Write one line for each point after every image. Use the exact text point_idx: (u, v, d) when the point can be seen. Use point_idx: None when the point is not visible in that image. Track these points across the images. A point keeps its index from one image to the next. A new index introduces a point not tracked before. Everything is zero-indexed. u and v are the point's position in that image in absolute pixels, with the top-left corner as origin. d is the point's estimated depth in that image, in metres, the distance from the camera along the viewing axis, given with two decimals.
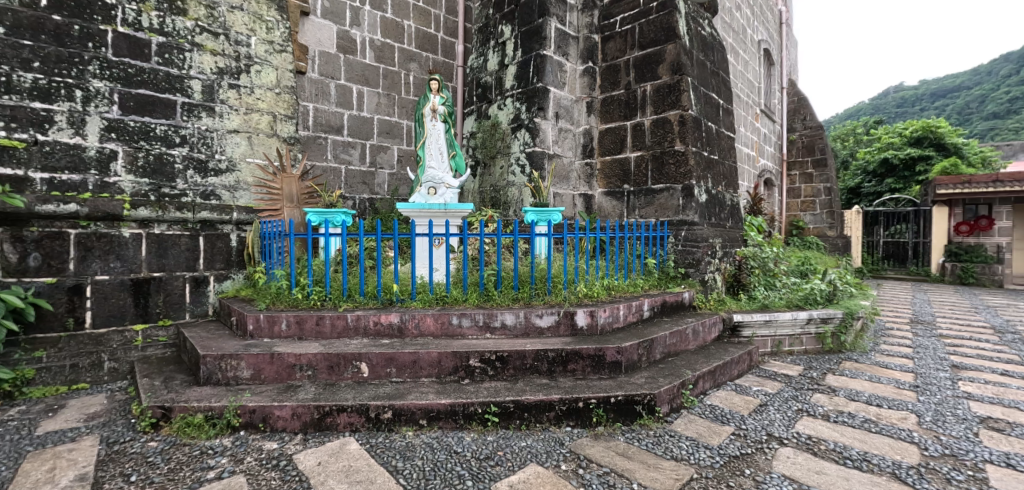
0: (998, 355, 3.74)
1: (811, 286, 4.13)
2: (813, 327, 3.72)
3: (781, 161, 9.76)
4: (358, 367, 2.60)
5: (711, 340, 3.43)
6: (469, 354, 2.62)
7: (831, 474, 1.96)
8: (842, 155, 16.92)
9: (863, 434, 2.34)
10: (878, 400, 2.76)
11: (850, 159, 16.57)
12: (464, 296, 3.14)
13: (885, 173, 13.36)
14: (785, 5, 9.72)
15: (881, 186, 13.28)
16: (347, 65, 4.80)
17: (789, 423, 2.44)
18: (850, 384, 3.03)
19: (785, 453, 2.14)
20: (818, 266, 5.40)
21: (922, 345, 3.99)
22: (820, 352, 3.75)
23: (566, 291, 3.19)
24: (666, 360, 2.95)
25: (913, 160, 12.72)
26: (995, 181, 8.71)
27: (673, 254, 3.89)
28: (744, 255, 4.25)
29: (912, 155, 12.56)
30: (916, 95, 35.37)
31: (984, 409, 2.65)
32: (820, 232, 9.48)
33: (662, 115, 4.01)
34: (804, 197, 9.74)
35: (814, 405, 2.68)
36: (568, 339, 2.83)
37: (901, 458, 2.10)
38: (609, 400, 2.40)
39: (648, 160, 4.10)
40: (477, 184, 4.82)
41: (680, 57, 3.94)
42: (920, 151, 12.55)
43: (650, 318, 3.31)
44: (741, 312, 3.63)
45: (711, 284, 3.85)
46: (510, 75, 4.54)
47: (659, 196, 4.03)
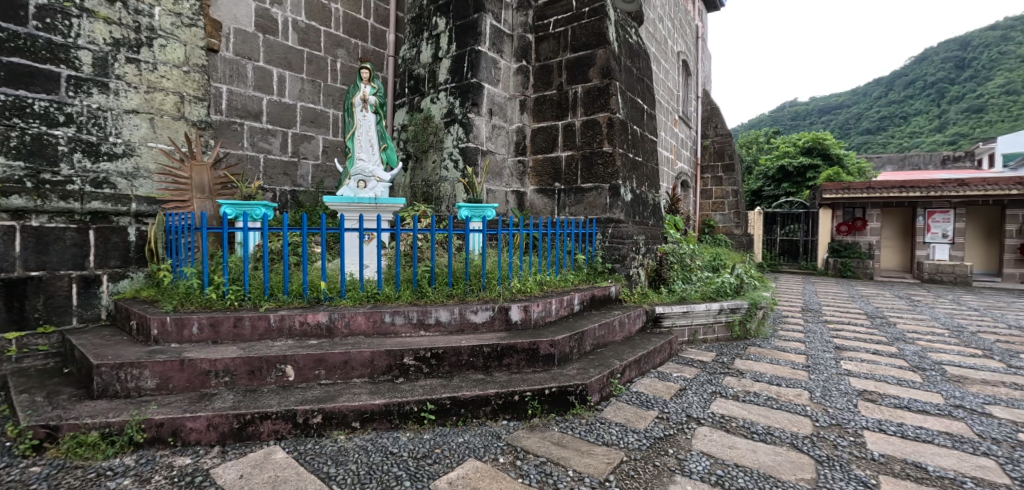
0: (870, 337, 4.37)
1: (722, 279, 4.48)
2: (723, 316, 4.08)
3: (696, 164, 10.54)
4: (283, 371, 2.44)
5: (636, 332, 3.60)
6: (403, 353, 2.57)
7: (741, 447, 2.19)
8: (747, 161, 18.82)
9: (767, 410, 2.62)
10: (778, 380, 3.11)
11: (753, 165, 18.50)
12: (397, 293, 3.05)
13: (782, 178, 15.01)
14: (701, 21, 10.52)
15: (779, 190, 14.91)
16: (267, 47, 4.44)
17: (705, 404, 2.66)
18: (755, 367, 3.38)
19: (702, 432, 2.34)
20: (728, 261, 5.93)
21: (812, 330, 4.55)
22: (730, 339, 4.12)
23: (501, 287, 3.20)
24: (596, 351, 3.05)
25: (804, 167, 14.44)
26: (868, 187, 10.17)
27: (600, 250, 4.04)
28: (665, 251, 4.49)
29: (803, 163, 14.26)
30: (806, 110, 40.15)
31: (861, 384, 3.10)
32: (729, 230, 10.41)
33: (591, 117, 4.16)
34: (715, 198, 10.64)
35: (726, 387, 2.94)
36: (503, 334, 2.86)
37: (798, 429, 2.39)
38: (543, 392, 2.47)
39: (578, 160, 4.22)
40: (408, 179, 4.70)
41: (610, 62, 4.11)
42: (810, 160, 14.28)
43: (580, 312, 3.41)
44: (662, 304, 3.87)
45: (635, 278, 4.05)
46: (444, 69, 4.49)
47: (588, 195, 4.16)
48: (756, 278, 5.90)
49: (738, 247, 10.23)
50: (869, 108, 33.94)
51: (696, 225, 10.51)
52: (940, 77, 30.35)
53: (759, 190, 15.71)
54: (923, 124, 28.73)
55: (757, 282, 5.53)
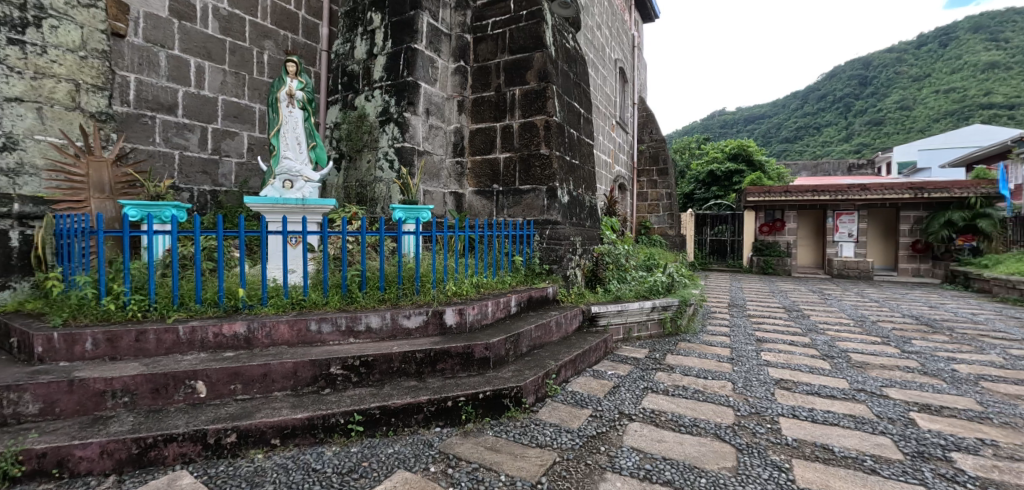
0: (786, 329, 4.71)
1: (654, 278, 4.66)
2: (656, 313, 4.24)
3: (633, 168, 10.88)
4: (193, 387, 2.23)
5: (572, 331, 3.65)
6: (330, 362, 2.43)
7: (669, 440, 2.25)
8: (680, 166, 19.92)
9: (694, 403, 2.73)
10: (704, 373, 3.26)
11: (685, 170, 19.62)
12: (325, 299, 2.89)
13: (711, 182, 16.02)
14: (637, 30, 10.97)
15: (708, 194, 15.89)
16: (184, 34, 4.08)
17: (637, 400, 2.72)
18: (684, 362, 3.52)
19: (634, 427, 2.38)
20: (660, 261, 6.18)
21: (737, 324, 4.83)
22: (662, 335, 4.28)
23: (435, 291, 3.12)
24: (532, 353, 3.05)
25: (731, 172, 15.49)
26: (786, 191, 10.95)
27: (538, 251, 4.06)
28: (601, 252, 4.59)
29: (730, 169, 15.29)
30: (734, 119, 43.16)
31: (778, 373, 3.31)
32: (664, 231, 10.85)
33: (529, 119, 4.18)
34: (650, 201, 11.13)
35: (657, 382, 3.04)
36: (437, 339, 2.78)
37: (722, 420, 2.50)
38: (477, 396, 2.42)
39: (516, 162, 4.23)
40: (341, 179, 4.50)
41: (547, 65, 4.16)
42: (736, 165, 15.33)
43: (517, 313, 3.40)
44: (598, 304, 3.94)
45: (572, 279, 4.10)
46: (379, 66, 4.34)
47: (526, 197, 4.17)
48: (686, 276, 6.20)
49: (672, 247, 10.74)
50: (788, 119, 37.07)
51: (633, 226, 10.91)
52: (846, 93, 33.73)
53: (691, 194, 16.60)
54: (831, 134, 31.79)
55: (687, 280, 5.81)
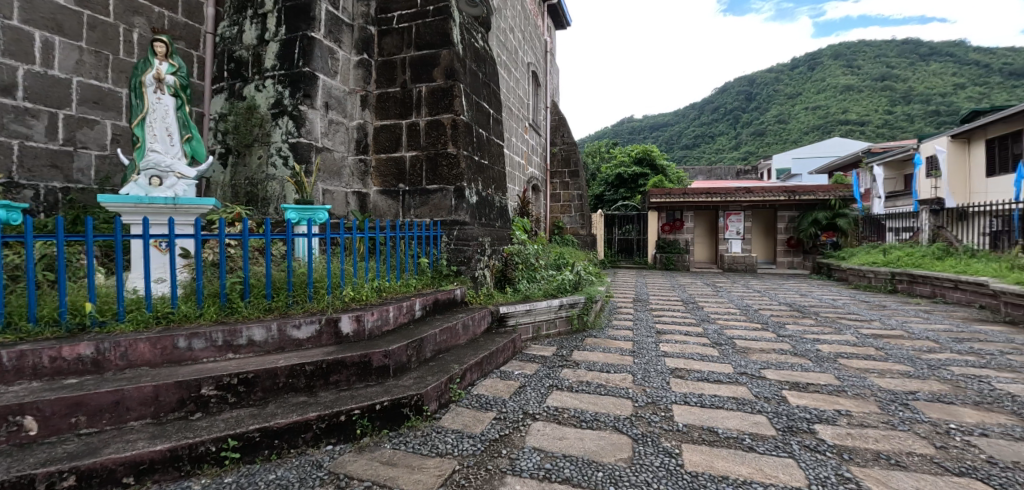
0: (682, 320, 5.09)
1: (562, 277, 4.78)
2: (564, 311, 4.34)
3: (546, 170, 11.11)
4: (17, 424, 1.83)
5: (480, 333, 3.61)
6: (201, 382, 2.13)
7: (570, 437, 2.28)
8: (592, 169, 20.97)
9: (596, 397, 2.81)
10: (606, 367, 3.39)
11: (596, 173, 20.69)
12: (199, 311, 2.55)
13: (618, 185, 17.07)
14: (550, 36, 11.31)
15: (617, 195, 16.89)
16: (23, 2, 3.43)
17: (542, 399, 2.74)
18: (590, 357, 3.64)
19: (537, 427, 2.38)
20: (570, 259, 6.39)
21: (640, 318, 5.13)
22: (570, 332, 4.41)
23: (330, 297, 2.91)
24: (437, 357, 2.95)
25: (636, 176, 16.64)
26: (683, 193, 12.23)
27: (446, 253, 3.97)
28: (510, 252, 4.62)
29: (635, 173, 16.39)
30: (641, 126, 46.38)
31: (673, 362, 3.54)
32: (575, 231, 11.46)
33: (436, 117, 4.09)
34: (563, 202, 11.55)
35: (562, 379, 3.09)
36: (331, 349, 2.58)
37: (621, 412, 2.60)
38: (374, 408, 2.27)
39: (422, 161, 4.11)
40: (227, 176, 4.05)
41: (454, 64, 4.09)
42: (641, 169, 16.49)
43: (422, 317, 3.28)
44: (507, 304, 3.94)
45: (481, 280, 4.07)
46: (271, 53, 3.98)
47: (433, 197, 4.08)
48: (594, 273, 6.49)
49: (583, 246, 11.25)
50: (687, 128, 40.63)
51: (550, 227, 11.06)
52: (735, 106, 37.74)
53: (601, 195, 17.34)
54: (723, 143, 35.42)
55: (594, 278, 6.07)
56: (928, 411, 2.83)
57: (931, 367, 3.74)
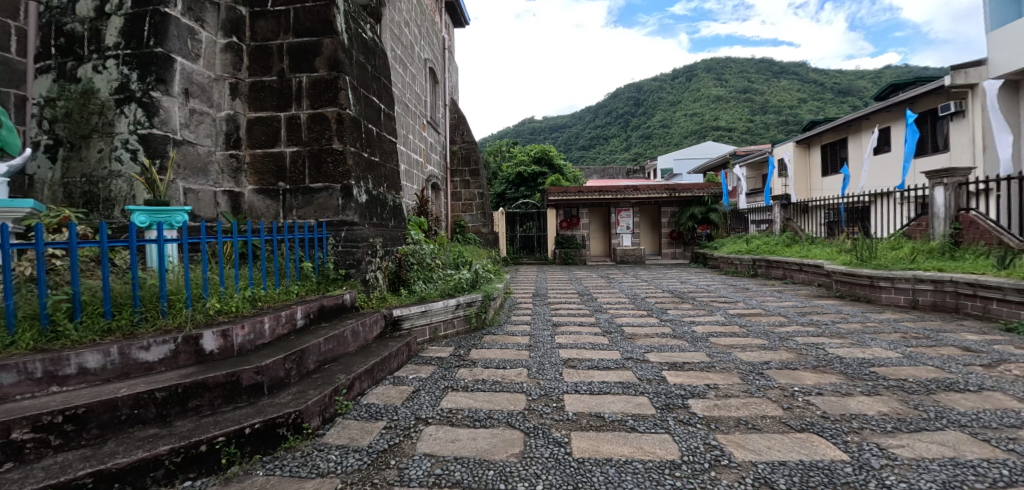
0: (576, 312, 5.38)
1: (459, 276, 4.76)
2: (461, 310, 4.33)
3: (446, 169, 11.02)
4: None
5: (373, 339, 3.45)
6: (11, 427, 1.70)
7: (462, 438, 2.26)
8: (494, 168, 21.36)
9: (491, 395, 2.83)
10: (502, 363, 3.44)
11: (498, 172, 21.12)
12: (11, 338, 2.07)
13: (519, 184, 17.61)
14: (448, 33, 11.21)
15: (518, 194, 17.39)
16: None
17: (435, 402, 2.69)
18: (487, 354, 3.67)
19: (428, 432, 2.33)
20: (469, 258, 6.41)
21: (538, 313, 5.31)
22: (468, 331, 4.41)
23: (191, 311, 2.56)
24: (321, 369, 2.75)
25: (535, 175, 17.32)
26: (581, 191, 13.07)
27: (333, 256, 3.73)
28: (404, 252, 4.49)
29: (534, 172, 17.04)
30: (542, 127, 48.21)
31: (567, 353, 3.71)
32: (477, 229, 11.60)
33: (319, 110, 3.81)
34: (464, 200, 11.58)
35: (457, 380, 3.07)
36: (191, 370, 2.27)
37: (514, 407, 2.65)
38: (243, 432, 2.04)
39: (304, 157, 3.82)
40: (56, 173, 3.36)
41: (338, 54, 3.84)
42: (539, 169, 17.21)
43: (305, 327, 3.04)
44: (400, 306, 3.81)
45: (373, 283, 3.90)
46: (113, 28, 3.36)
47: (318, 196, 3.81)
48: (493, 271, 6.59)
49: (486, 244, 11.50)
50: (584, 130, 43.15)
51: (449, 226, 11.21)
52: None
53: (503, 194, 18.05)
54: None
55: (493, 275, 6.17)
56: (777, 377, 3.29)
57: (781, 340, 4.37)
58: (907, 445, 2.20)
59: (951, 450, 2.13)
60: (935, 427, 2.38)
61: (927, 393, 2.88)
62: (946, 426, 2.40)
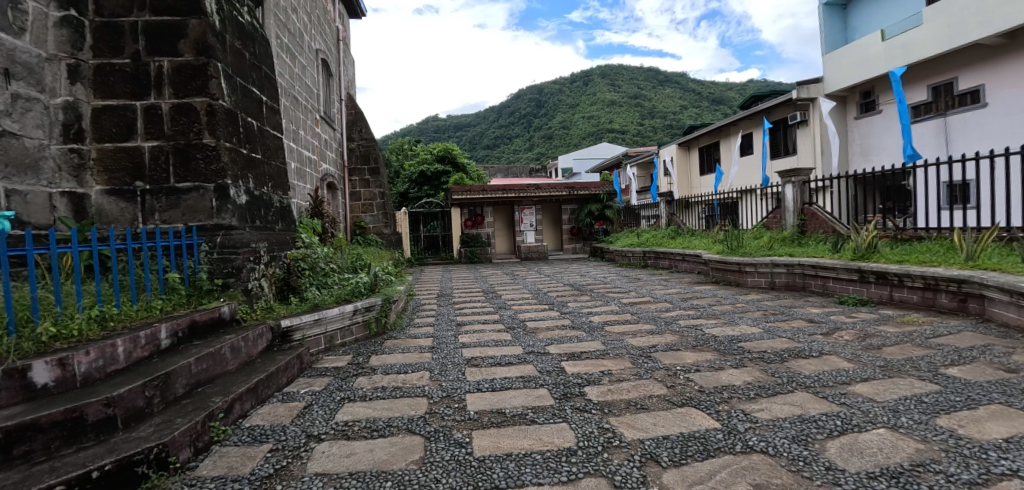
0: (480, 310, 5.48)
1: (356, 279, 4.55)
2: (359, 316, 4.15)
3: (343, 167, 10.41)
4: None
5: (257, 355, 3.16)
6: None
7: (358, 451, 2.18)
8: (395, 166, 20.75)
9: (391, 401, 2.77)
10: (404, 368, 3.38)
11: (400, 170, 20.58)
12: None
13: (422, 182, 17.37)
14: (342, 23, 10.58)
15: (422, 193, 17.13)
16: None
17: (329, 415, 2.55)
18: (388, 360, 3.58)
19: (320, 449, 2.20)
20: (369, 260, 6.17)
21: (442, 313, 5.31)
22: (368, 337, 4.25)
23: (16, 339, 2.12)
24: (193, 393, 2.45)
25: (439, 173, 17.21)
26: (483, 190, 13.27)
27: (206, 264, 3.35)
28: (293, 257, 4.19)
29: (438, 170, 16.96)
30: (447, 125, 47.83)
31: (470, 352, 3.77)
32: (379, 230, 11.24)
33: (185, 100, 3.38)
34: (364, 201, 11.10)
35: (354, 390, 2.95)
36: (14, 410, 1.87)
37: (414, 412, 2.62)
38: (89, 476, 1.73)
39: (167, 153, 3.37)
40: None
41: (207, 37, 3.43)
42: (442, 167, 17.12)
43: (171, 347, 2.68)
44: (289, 316, 3.54)
45: (256, 292, 3.57)
46: None
47: (186, 197, 3.39)
48: (395, 274, 6.42)
49: (389, 246, 11.29)
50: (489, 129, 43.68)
51: (347, 227, 10.66)
52: None
53: (406, 193, 17.48)
54: None
55: (394, 277, 6.02)
56: (663, 359, 3.66)
57: (667, 323, 4.88)
58: (766, 408, 2.58)
59: (799, 408, 2.55)
60: (788, 390, 2.82)
61: (782, 361, 3.42)
62: (796, 388, 2.86)
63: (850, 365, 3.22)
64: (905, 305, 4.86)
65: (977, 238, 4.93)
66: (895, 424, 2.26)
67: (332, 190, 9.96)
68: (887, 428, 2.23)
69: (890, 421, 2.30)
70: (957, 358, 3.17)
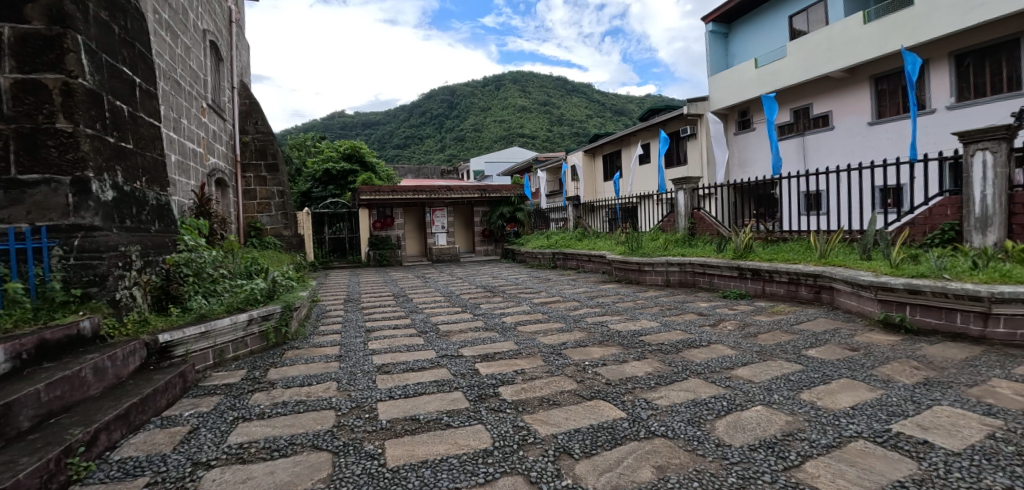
0: (391, 314, 5.33)
1: (251, 286, 4.13)
2: (255, 326, 3.78)
3: (235, 162, 9.41)
4: None
5: (129, 376, 2.73)
6: None
7: (257, 475, 1.98)
8: (296, 163, 19.29)
9: (293, 417, 2.57)
10: (309, 379, 3.16)
11: (302, 168, 19.19)
12: None
13: (327, 181, 16.37)
14: (235, 3, 9.58)
15: (326, 192, 16.12)
16: None
17: (221, 439, 2.30)
18: (289, 372, 3.31)
19: (211, 476, 1.97)
20: (266, 265, 5.65)
21: (350, 319, 5.06)
22: (265, 349, 3.90)
23: None
24: (44, 427, 2.04)
25: (345, 172, 16.34)
26: (393, 190, 12.86)
27: (59, 271, 2.81)
28: (174, 262, 3.69)
29: (344, 169, 16.10)
30: (355, 121, 45.55)
31: (381, 359, 3.64)
32: (277, 232, 10.34)
33: (31, 76, 2.83)
34: (260, 200, 10.17)
35: (250, 407, 2.68)
36: None
37: (320, 426, 2.46)
38: None
39: (6, 137, 2.79)
40: None
41: (63, 3, 2.90)
42: (349, 166, 16.28)
43: (11, 372, 2.21)
44: (170, 329, 3.11)
45: (124, 304, 3.08)
46: None
47: (32, 191, 2.83)
48: (297, 279, 5.95)
49: (289, 248, 10.44)
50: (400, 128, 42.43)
51: (240, 228, 9.66)
52: None
53: (308, 193, 16.34)
54: None
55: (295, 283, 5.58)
56: (572, 355, 3.85)
57: (575, 321, 5.15)
58: (664, 395, 2.84)
59: (692, 393, 2.85)
60: (682, 378, 3.13)
61: (677, 351, 3.78)
62: (689, 375, 3.19)
63: (733, 351, 3.67)
64: (774, 296, 5.65)
65: (827, 240, 5.88)
66: (769, 401, 2.62)
67: (221, 187, 8.96)
68: (763, 405, 2.58)
69: (765, 398, 2.66)
70: (814, 341, 3.77)
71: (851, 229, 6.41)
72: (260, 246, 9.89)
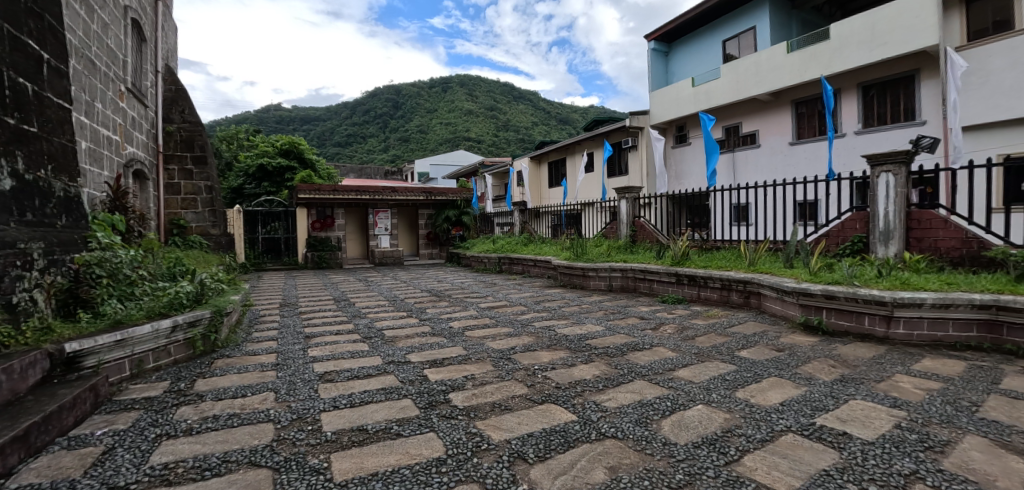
0: (332, 319, 5.08)
1: (176, 289, 3.77)
2: (179, 333, 3.45)
3: (157, 153, 8.57)
4: None
5: (28, 390, 2.39)
6: None
7: None
8: (225, 156, 17.95)
9: (226, 433, 2.37)
10: (242, 390, 2.93)
11: (232, 162, 17.88)
12: None
13: (261, 178, 15.38)
14: None
15: (259, 189, 15.11)
16: None
17: (142, 459, 2.07)
18: (220, 383, 3.05)
19: None
20: (192, 266, 5.19)
21: (286, 324, 4.76)
22: (191, 358, 3.57)
23: None
24: None
25: (282, 169, 15.45)
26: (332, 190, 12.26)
27: None
28: (84, 262, 3.28)
29: (281, 165, 15.19)
30: (293, 115, 43.21)
31: (322, 366, 3.45)
32: (204, 230, 9.53)
33: None
34: (184, 195, 9.35)
35: (176, 423, 2.44)
36: None
37: (258, 441, 2.28)
38: None
39: None
40: None
41: None
42: (286, 162, 15.40)
43: None
44: (79, 337, 2.76)
45: (21, 308, 2.70)
46: None
47: None
48: (227, 282, 5.51)
49: (217, 248, 9.66)
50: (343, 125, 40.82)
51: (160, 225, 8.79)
52: None
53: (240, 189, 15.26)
54: None
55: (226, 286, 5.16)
56: (522, 359, 3.87)
57: (523, 325, 5.18)
58: (613, 397, 2.92)
59: (638, 394, 2.96)
60: (628, 380, 3.24)
61: (623, 354, 3.92)
62: (634, 377, 3.31)
63: (674, 353, 3.86)
64: (708, 301, 6.02)
65: (756, 249, 6.36)
66: (709, 400, 2.78)
67: (139, 179, 8.12)
68: (704, 403, 2.73)
69: (705, 397, 2.82)
70: (746, 342, 4.06)
71: (775, 239, 6.97)
72: (184, 245, 9.04)
